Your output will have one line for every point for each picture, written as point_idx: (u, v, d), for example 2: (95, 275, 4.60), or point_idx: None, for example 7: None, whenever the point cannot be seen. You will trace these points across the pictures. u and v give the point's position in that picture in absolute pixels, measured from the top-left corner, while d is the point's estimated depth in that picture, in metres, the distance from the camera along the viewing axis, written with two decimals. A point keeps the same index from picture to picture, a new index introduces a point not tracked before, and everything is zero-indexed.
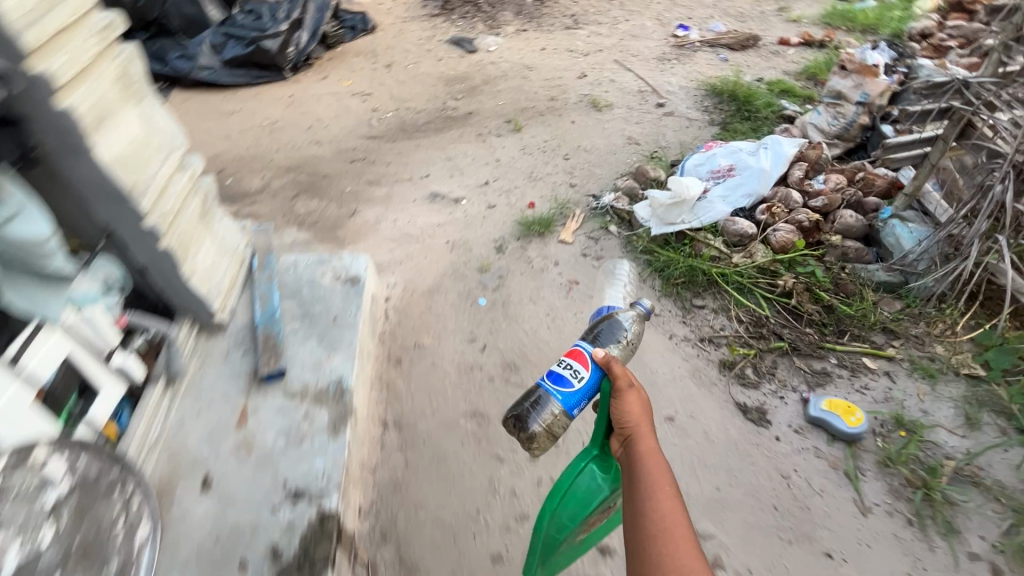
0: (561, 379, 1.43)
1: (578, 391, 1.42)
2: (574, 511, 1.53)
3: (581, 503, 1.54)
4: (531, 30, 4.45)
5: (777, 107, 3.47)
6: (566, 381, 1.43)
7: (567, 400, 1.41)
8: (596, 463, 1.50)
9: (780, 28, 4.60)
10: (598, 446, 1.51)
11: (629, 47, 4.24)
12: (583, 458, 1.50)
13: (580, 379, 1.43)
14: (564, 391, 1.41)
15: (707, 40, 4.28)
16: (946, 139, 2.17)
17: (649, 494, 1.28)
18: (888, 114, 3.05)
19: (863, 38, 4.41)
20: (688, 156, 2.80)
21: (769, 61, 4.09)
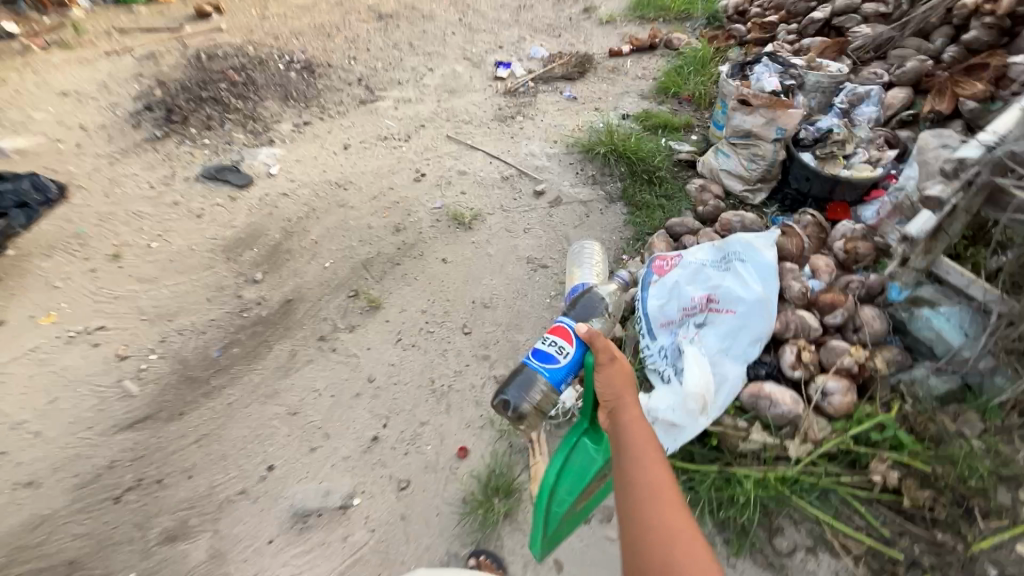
0: (548, 356, 1.40)
1: (565, 365, 1.39)
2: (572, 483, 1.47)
3: (579, 476, 1.49)
4: (316, 119, 3.20)
5: (667, 152, 2.83)
6: (552, 357, 1.41)
7: (553, 375, 1.39)
8: (590, 437, 1.45)
9: (599, 33, 3.99)
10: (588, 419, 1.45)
11: (455, 110, 3.26)
12: (576, 434, 1.47)
13: (565, 355, 1.39)
14: (549, 369, 1.38)
15: (538, 74, 3.49)
16: (968, 209, 1.63)
17: (642, 475, 1.16)
18: (799, 138, 2.57)
19: (684, 27, 4.03)
20: (640, 291, 2.00)
21: (616, 83, 3.45)
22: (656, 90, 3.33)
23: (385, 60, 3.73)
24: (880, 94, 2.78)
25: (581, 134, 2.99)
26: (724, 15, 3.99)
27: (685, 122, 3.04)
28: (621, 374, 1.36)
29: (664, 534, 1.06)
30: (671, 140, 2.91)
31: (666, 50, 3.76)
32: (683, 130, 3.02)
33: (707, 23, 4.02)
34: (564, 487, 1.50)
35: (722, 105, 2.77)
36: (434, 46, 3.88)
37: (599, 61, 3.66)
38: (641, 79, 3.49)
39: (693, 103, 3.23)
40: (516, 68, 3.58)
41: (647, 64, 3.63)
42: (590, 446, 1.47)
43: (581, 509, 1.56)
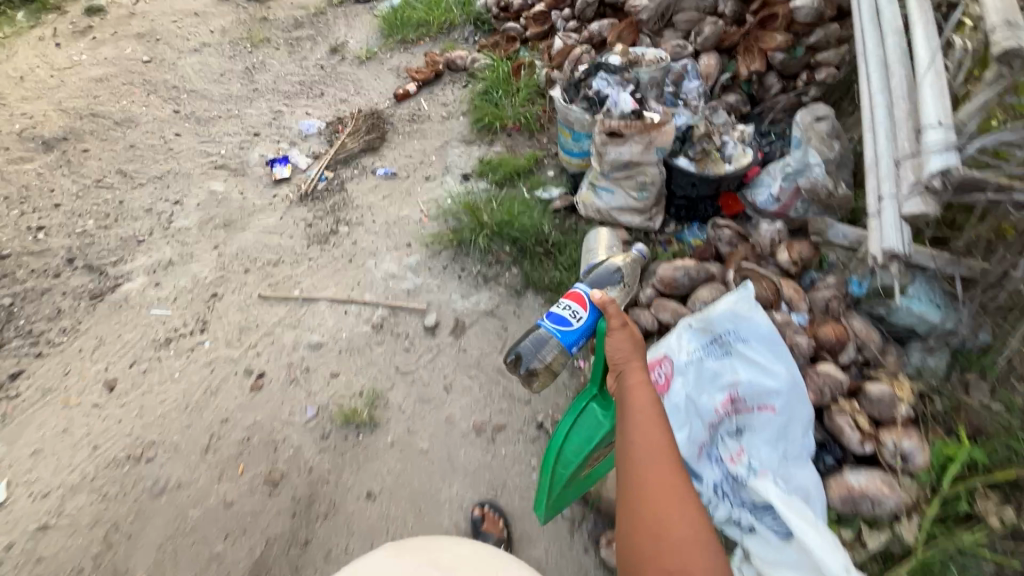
0: (562, 319, 1.42)
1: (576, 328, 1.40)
2: (579, 449, 1.47)
3: (585, 441, 1.47)
4: (32, 360, 1.99)
5: (539, 206, 2.38)
6: (567, 321, 1.42)
7: (567, 338, 1.42)
8: (599, 402, 1.45)
9: (369, 77, 3.28)
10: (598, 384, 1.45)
11: (250, 252, 2.32)
12: (583, 399, 1.47)
13: (579, 319, 1.40)
14: (564, 331, 1.41)
15: (330, 158, 2.69)
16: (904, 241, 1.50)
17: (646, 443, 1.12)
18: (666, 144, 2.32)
19: (455, 40, 3.53)
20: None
21: (428, 136, 2.84)
22: (478, 129, 2.82)
23: (98, 213, 2.53)
24: (697, 67, 2.69)
25: (432, 221, 2.36)
26: (488, 14, 3.58)
27: (532, 160, 2.61)
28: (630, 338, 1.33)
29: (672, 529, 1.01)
30: (533, 189, 2.46)
31: (455, 76, 3.23)
32: (535, 169, 2.59)
33: (475, 29, 3.57)
34: (570, 450, 1.49)
35: (571, 133, 2.38)
36: (162, 164, 2.76)
37: (392, 114, 2.98)
38: (451, 119, 2.93)
39: (524, 131, 2.80)
40: (296, 159, 2.71)
41: (445, 98, 3.08)
42: (598, 412, 1.46)
43: (588, 476, 1.54)
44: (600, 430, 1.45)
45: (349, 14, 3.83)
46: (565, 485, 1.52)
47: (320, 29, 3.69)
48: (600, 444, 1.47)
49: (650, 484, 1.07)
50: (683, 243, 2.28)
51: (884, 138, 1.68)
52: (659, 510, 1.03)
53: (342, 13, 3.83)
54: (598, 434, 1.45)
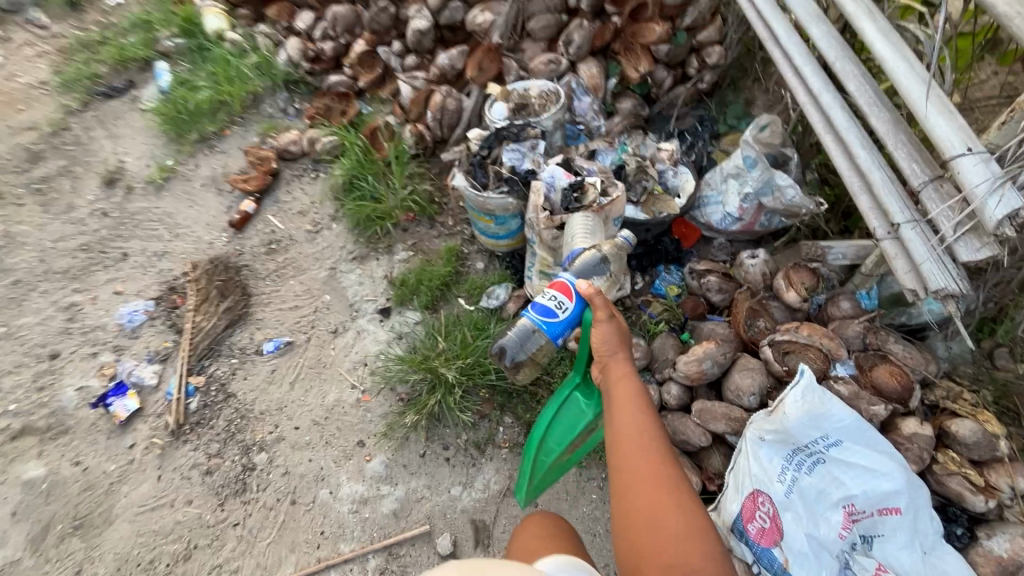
0: (547, 310, 1.21)
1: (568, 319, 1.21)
2: (561, 436, 1.45)
3: (568, 428, 1.44)
4: None
5: (493, 318, 1.94)
6: (552, 313, 1.21)
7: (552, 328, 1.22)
8: (582, 390, 1.39)
9: (181, 206, 2.44)
10: (580, 372, 1.37)
11: (140, 555, 1.59)
12: (566, 388, 1.41)
13: (565, 310, 1.22)
14: (549, 324, 1.22)
15: (189, 354, 1.93)
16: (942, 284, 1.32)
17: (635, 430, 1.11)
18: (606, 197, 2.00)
19: (271, 116, 2.76)
20: (768, 573, 1.31)
21: (306, 268, 2.19)
22: (365, 237, 2.22)
23: None
24: (580, 80, 2.33)
25: (374, 396, 1.79)
26: (298, 70, 2.84)
27: (452, 257, 2.11)
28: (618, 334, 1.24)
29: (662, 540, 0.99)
30: (474, 298, 2.00)
31: (297, 168, 2.53)
32: (460, 267, 2.10)
33: (290, 93, 2.83)
34: (553, 439, 1.46)
35: (493, 217, 1.91)
36: None
37: (241, 252, 2.24)
38: (323, 233, 2.29)
39: (421, 220, 2.27)
40: (140, 375, 1.92)
41: (301, 205, 2.40)
42: (581, 399, 1.41)
43: (574, 461, 1.52)
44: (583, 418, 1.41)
45: (104, 118, 2.81)
46: (549, 469, 1.50)
47: (72, 154, 2.66)
48: (585, 430, 1.44)
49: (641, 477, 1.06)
50: (666, 297, 1.99)
51: (861, 145, 1.53)
52: (653, 512, 1.02)
53: (94, 119, 2.80)
54: (579, 421, 1.42)
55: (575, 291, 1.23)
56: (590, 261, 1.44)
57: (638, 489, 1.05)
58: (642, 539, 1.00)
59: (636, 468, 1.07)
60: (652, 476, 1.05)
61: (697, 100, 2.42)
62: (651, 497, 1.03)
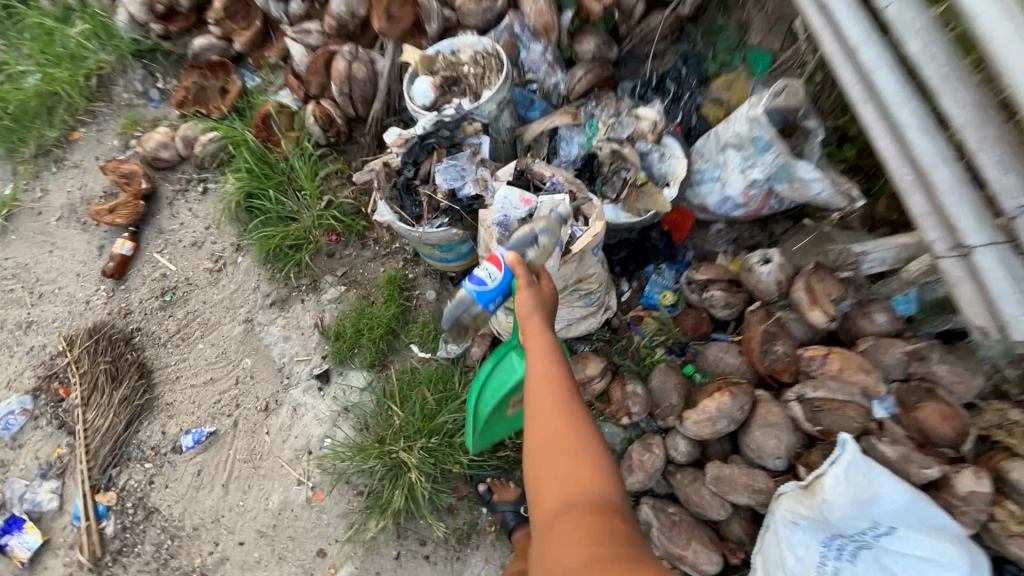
0: (482, 282, 0.99)
1: (493, 285, 1.00)
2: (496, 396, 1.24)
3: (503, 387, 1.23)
4: None
5: (454, 368, 1.58)
6: (484, 283, 0.99)
7: (483, 297, 1.01)
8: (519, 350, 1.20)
9: (37, 253, 1.89)
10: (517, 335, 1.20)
11: None
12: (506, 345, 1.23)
13: (501, 281, 0.99)
14: (482, 295, 0.99)
15: (88, 466, 1.55)
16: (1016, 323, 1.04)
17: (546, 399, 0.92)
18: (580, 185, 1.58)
19: (129, 106, 2.11)
20: None
21: (214, 323, 1.74)
22: (281, 274, 1.76)
23: None
24: (523, 23, 1.77)
25: (327, 493, 1.48)
26: (149, 34, 2.12)
27: (394, 290, 1.69)
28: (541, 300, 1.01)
29: (569, 519, 0.80)
30: (428, 343, 1.62)
31: (179, 180, 1.97)
32: (406, 301, 1.69)
33: (149, 69, 2.14)
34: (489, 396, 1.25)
35: (438, 247, 1.48)
36: None
37: (128, 312, 1.78)
38: (227, 271, 1.81)
39: (349, 240, 1.80)
40: (34, 499, 1.56)
41: (193, 233, 1.88)
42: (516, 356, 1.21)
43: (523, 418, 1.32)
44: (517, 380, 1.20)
45: None
46: (493, 423, 1.30)
47: None
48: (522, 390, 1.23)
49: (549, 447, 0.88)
50: (659, 310, 1.64)
51: (920, 129, 1.14)
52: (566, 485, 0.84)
53: None
54: (513, 373, 1.21)
55: (506, 261, 0.99)
56: (526, 238, 1.14)
57: (545, 461, 0.88)
58: (547, 520, 0.82)
59: (547, 451, 0.88)
60: (562, 444, 0.88)
61: (677, 30, 1.88)
62: (560, 467, 0.86)
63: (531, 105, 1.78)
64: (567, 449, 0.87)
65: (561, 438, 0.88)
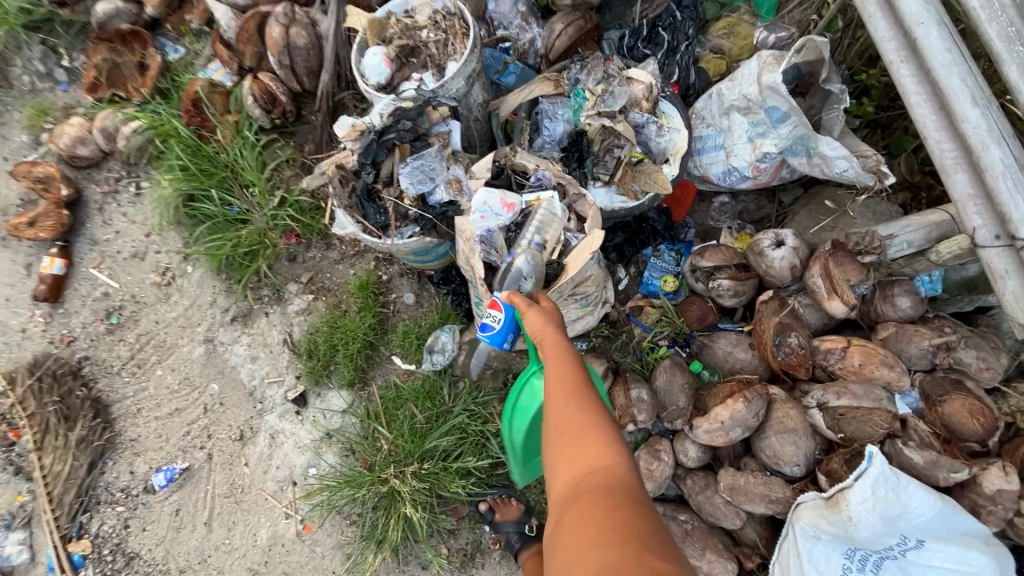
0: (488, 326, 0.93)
1: (499, 326, 0.92)
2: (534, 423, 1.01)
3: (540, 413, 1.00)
4: None
5: (442, 381, 1.45)
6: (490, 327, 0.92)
7: (494, 338, 0.94)
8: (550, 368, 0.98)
9: None
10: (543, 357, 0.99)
11: None
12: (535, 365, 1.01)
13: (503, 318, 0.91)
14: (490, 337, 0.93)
15: (53, 516, 1.43)
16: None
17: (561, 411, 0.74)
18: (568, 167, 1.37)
19: (32, 91, 1.78)
20: None
21: (172, 345, 1.57)
22: (239, 285, 1.57)
23: None
24: None
25: (319, 525, 1.40)
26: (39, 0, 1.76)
27: (368, 295, 1.51)
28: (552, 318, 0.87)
29: (578, 520, 0.63)
30: (412, 353, 1.48)
31: (106, 180, 1.71)
32: (382, 307, 1.53)
33: (47, 43, 1.80)
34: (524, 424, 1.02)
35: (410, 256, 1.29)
36: None
37: (72, 339, 1.59)
38: (178, 285, 1.61)
39: (311, 240, 1.59)
40: (2, 553, 1.44)
41: (132, 243, 1.65)
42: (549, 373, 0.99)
43: None
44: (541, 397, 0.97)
45: None
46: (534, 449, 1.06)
47: None
48: None
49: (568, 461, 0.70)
50: (660, 298, 1.50)
51: (970, 99, 0.97)
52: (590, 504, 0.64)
53: None
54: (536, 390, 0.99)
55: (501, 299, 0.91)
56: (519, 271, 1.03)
57: (555, 456, 0.72)
58: (557, 529, 0.65)
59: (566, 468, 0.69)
60: (571, 433, 0.72)
61: None
62: (574, 463, 0.69)
63: (505, 69, 1.50)
64: (575, 435, 0.71)
65: (569, 426, 0.72)
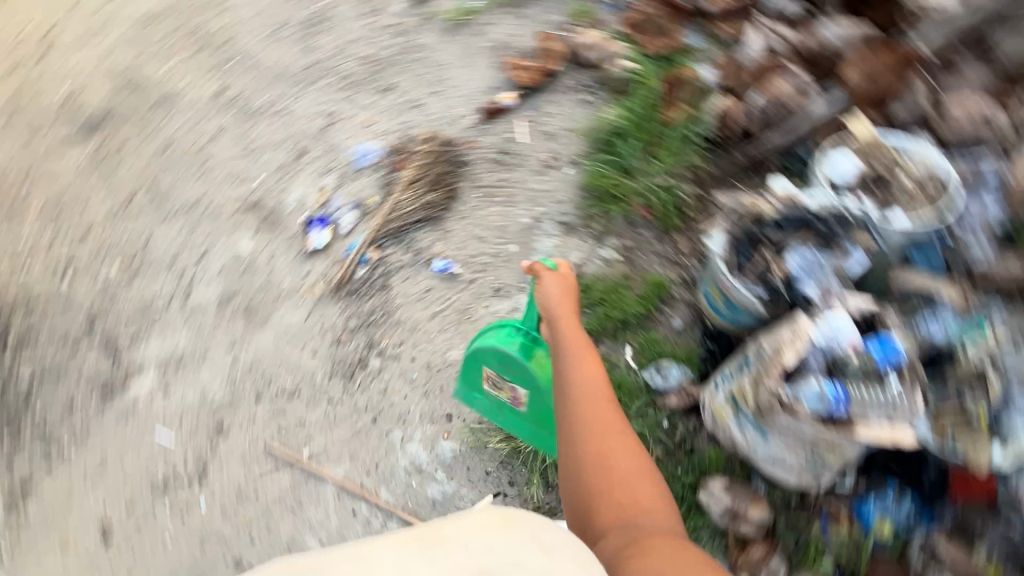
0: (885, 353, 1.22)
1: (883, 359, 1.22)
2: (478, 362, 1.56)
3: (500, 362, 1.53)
4: (39, 471, 1.83)
5: (644, 394, 1.60)
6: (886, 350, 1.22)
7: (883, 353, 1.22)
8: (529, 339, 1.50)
9: (458, 61, 2.30)
10: (532, 325, 1.51)
11: (267, 367, 1.87)
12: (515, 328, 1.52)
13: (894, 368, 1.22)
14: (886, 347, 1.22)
15: (378, 224, 1.97)
16: None
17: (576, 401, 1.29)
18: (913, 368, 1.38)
19: None
20: None
21: (516, 201, 1.98)
22: (587, 207, 1.90)
23: (125, 252, 2.16)
24: (992, 184, 1.57)
25: None
26: None
27: (654, 294, 1.73)
28: (564, 287, 1.46)
29: (614, 488, 1.15)
30: (642, 356, 1.65)
31: (578, 77, 2.15)
32: (654, 310, 1.71)
33: None
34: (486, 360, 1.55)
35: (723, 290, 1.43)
36: (196, 184, 2.24)
37: (473, 145, 2.10)
38: (553, 172, 2.00)
39: (654, 226, 1.83)
40: (340, 218, 2.05)
41: (554, 126, 2.09)
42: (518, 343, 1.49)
43: (504, 405, 1.60)
44: (518, 358, 1.48)
45: None
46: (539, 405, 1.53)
47: None
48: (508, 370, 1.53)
49: (594, 441, 1.22)
50: (866, 534, 1.44)
51: None
52: (619, 480, 1.16)
53: None
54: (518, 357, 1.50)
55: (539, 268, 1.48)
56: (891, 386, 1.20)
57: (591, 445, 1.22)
58: (599, 494, 1.15)
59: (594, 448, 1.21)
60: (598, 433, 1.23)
61: None
62: (610, 475, 1.17)
63: (926, 253, 1.50)
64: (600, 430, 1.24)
65: (606, 440, 1.22)
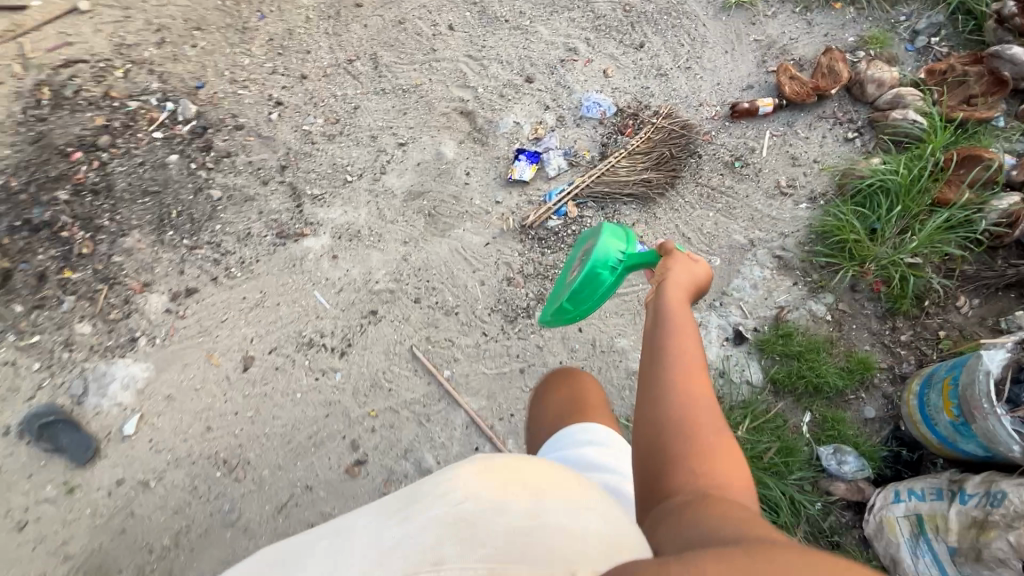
0: None
1: None
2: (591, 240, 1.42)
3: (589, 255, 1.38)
4: (206, 284, 1.94)
5: (811, 469, 1.49)
6: None
7: None
8: (611, 272, 1.31)
9: (719, 43, 2.11)
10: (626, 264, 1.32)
11: (433, 276, 1.86)
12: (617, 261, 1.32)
13: None
14: None
15: (588, 183, 1.90)
16: None
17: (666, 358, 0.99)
18: None
19: (893, 29, 2.05)
20: None
21: (734, 214, 1.84)
22: (811, 252, 1.74)
23: (331, 111, 2.18)
24: None
25: None
26: (994, 2, 1.94)
27: (855, 374, 1.58)
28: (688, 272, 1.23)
29: (688, 459, 0.83)
30: (821, 429, 1.53)
31: (848, 112, 1.93)
32: (850, 389, 1.57)
33: (947, 22, 2.00)
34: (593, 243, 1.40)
35: (956, 406, 1.32)
36: (415, 71, 2.21)
37: (709, 139, 1.94)
38: (785, 202, 1.84)
39: (879, 302, 1.67)
40: (549, 158, 1.97)
41: (802, 153, 1.90)
42: (601, 264, 1.32)
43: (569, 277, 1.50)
44: (588, 266, 1.33)
45: None
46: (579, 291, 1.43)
47: None
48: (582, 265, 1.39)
49: (681, 397, 0.91)
50: None
51: None
52: (702, 453, 0.83)
53: None
54: (595, 249, 1.32)
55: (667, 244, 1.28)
56: None
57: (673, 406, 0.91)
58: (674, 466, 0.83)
59: (677, 408, 0.90)
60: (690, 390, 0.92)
61: None
62: (690, 444, 0.85)
63: None
64: (691, 388, 0.92)
65: (696, 406, 0.90)
